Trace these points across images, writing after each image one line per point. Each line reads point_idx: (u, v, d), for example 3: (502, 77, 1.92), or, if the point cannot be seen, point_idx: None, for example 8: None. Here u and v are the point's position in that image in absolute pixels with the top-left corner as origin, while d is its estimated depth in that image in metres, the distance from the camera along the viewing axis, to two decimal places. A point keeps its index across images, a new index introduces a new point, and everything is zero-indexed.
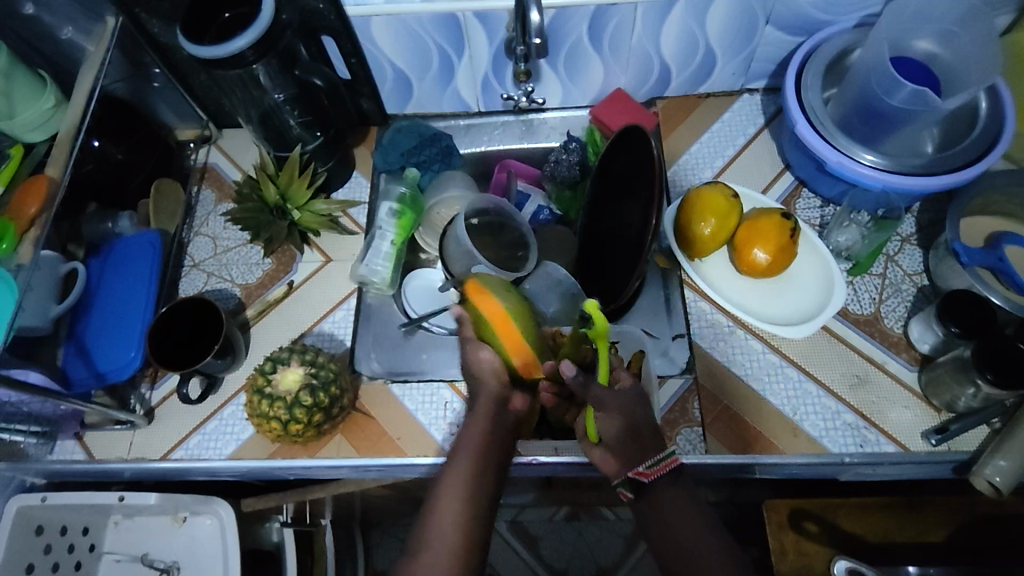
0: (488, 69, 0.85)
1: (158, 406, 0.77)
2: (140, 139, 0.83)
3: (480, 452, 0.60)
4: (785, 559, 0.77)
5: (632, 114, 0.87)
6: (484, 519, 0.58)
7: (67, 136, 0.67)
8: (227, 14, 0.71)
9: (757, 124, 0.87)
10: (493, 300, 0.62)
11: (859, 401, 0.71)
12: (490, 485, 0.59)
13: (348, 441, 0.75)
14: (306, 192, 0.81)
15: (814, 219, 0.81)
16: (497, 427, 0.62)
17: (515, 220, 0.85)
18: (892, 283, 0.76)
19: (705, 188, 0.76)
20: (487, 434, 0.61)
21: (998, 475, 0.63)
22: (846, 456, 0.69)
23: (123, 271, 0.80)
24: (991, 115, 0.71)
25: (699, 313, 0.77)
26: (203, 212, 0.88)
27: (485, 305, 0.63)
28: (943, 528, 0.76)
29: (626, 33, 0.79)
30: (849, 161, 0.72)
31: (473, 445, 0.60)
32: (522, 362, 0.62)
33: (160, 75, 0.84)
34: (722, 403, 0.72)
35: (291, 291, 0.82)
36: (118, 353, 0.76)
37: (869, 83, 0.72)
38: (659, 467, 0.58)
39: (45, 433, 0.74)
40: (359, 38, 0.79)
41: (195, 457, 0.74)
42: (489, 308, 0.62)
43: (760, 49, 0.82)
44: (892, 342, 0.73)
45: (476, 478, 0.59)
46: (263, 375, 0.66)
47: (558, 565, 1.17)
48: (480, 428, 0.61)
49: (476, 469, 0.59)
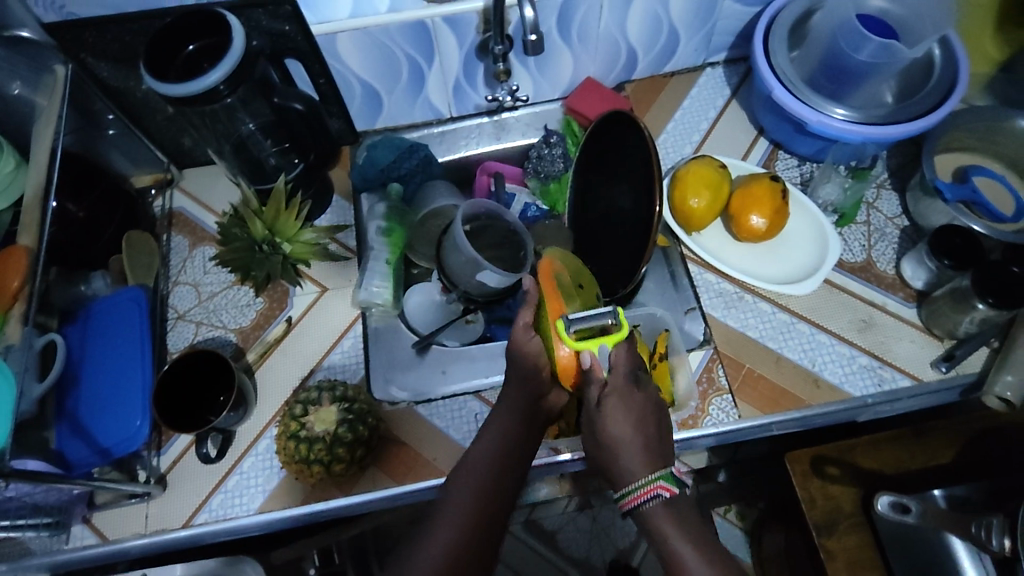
0: (459, 74, 0.84)
1: (170, 471, 0.72)
2: (102, 193, 0.78)
3: (503, 454, 0.58)
4: (815, 506, 0.78)
5: (605, 100, 0.88)
6: (492, 532, 0.54)
7: (36, 200, 0.62)
8: (191, 47, 0.67)
9: (724, 96, 0.90)
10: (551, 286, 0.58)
11: (869, 343, 0.74)
12: (506, 492, 0.56)
13: (383, 470, 0.72)
14: (296, 223, 0.78)
15: (796, 178, 0.85)
16: (529, 418, 0.60)
17: (504, 217, 0.82)
18: (877, 229, 0.80)
19: (693, 163, 0.79)
20: (510, 436, 0.59)
21: (1008, 389, 0.67)
22: (869, 397, 0.71)
23: (109, 334, 0.75)
24: (946, 60, 0.76)
25: (707, 285, 0.79)
26: (179, 259, 0.83)
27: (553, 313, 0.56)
28: (951, 449, 0.78)
29: (593, 22, 0.80)
30: (825, 117, 0.76)
31: (493, 448, 0.58)
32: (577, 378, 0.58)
33: (115, 122, 0.78)
34: (745, 367, 0.74)
35: (290, 328, 0.79)
36: (122, 424, 0.71)
37: (835, 41, 0.78)
38: (640, 493, 0.51)
39: (56, 523, 0.68)
40: (327, 56, 0.77)
41: (222, 517, 0.70)
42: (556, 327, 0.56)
43: (720, 23, 0.85)
44: (888, 284, 0.77)
45: (492, 482, 0.56)
46: (296, 420, 0.70)
47: (578, 555, 1.10)
48: (508, 422, 0.60)
49: (494, 463, 0.57)
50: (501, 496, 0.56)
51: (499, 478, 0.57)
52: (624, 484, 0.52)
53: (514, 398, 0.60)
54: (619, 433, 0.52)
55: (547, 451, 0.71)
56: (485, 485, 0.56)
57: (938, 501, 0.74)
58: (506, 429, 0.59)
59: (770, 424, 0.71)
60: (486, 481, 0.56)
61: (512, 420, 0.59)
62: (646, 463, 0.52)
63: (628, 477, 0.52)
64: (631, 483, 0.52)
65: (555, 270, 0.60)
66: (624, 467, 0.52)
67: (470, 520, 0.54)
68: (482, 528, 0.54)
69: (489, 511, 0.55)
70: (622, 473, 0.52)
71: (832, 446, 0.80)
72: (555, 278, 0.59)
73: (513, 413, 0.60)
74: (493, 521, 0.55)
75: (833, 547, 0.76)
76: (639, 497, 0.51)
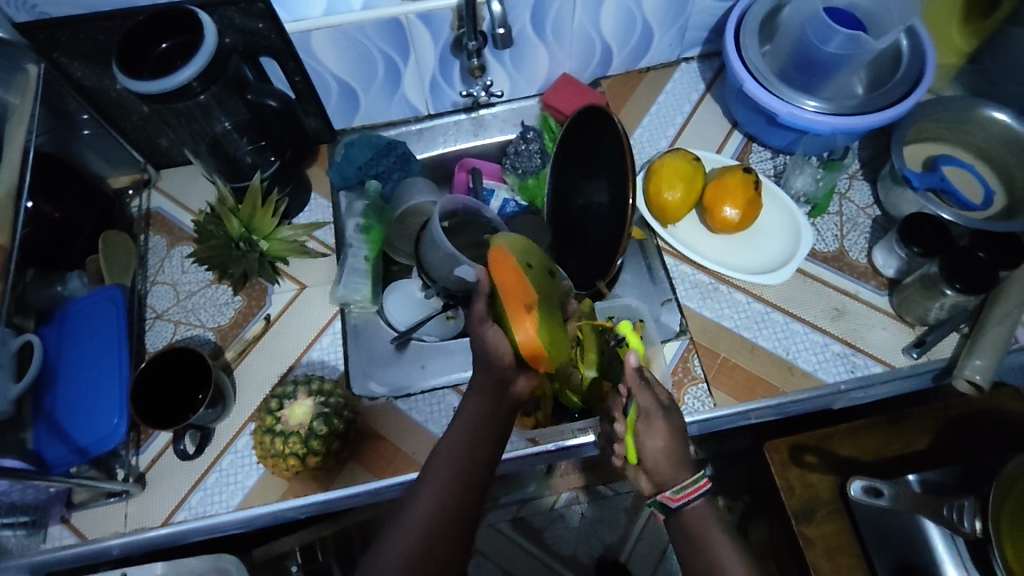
0: (435, 71, 0.84)
1: (149, 469, 0.72)
2: (77, 195, 0.77)
3: (474, 443, 0.56)
4: (793, 494, 0.79)
5: (580, 95, 0.89)
6: (465, 523, 0.53)
7: (8, 199, 0.62)
8: (163, 45, 0.67)
9: (699, 90, 0.91)
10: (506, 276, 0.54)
11: (842, 331, 0.75)
12: (477, 481, 0.55)
13: (361, 465, 0.72)
14: (272, 220, 0.78)
15: (769, 170, 0.86)
16: (497, 395, 0.57)
17: (482, 214, 0.83)
18: (849, 219, 0.81)
19: (668, 157, 0.79)
20: (479, 426, 0.57)
21: (977, 373, 0.68)
22: (841, 384, 0.72)
23: (86, 334, 0.75)
24: (913, 52, 0.77)
25: (682, 276, 0.80)
26: (157, 259, 0.83)
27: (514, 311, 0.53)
28: (926, 435, 0.79)
29: (567, 17, 0.81)
30: (796, 109, 0.77)
31: (462, 438, 0.56)
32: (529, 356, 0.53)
33: (89, 122, 0.78)
34: (720, 357, 0.75)
35: (269, 325, 0.79)
36: (99, 423, 0.71)
37: (804, 34, 0.78)
38: (693, 490, 0.55)
39: (33, 522, 0.68)
40: (302, 54, 0.77)
41: (200, 515, 0.70)
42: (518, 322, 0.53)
43: (692, 18, 0.86)
44: (860, 272, 0.78)
45: (462, 472, 0.55)
46: (272, 414, 0.70)
47: (567, 551, 1.10)
48: (481, 404, 0.57)
49: (466, 447, 0.56)
50: (472, 485, 0.55)
51: (469, 461, 0.55)
52: (668, 484, 0.56)
53: (483, 386, 0.57)
54: (656, 444, 0.55)
55: (525, 442, 0.71)
56: (455, 474, 0.55)
57: (912, 485, 0.75)
58: (478, 421, 0.57)
59: (745, 412, 0.72)
60: (456, 470, 0.55)
61: (483, 410, 0.57)
62: (685, 466, 0.56)
63: (672, 476, 0.55)
64: (677, 483, 0.55)
65: (517, 279, 0.54)
66: (670, 471, 0.55)
67: (441, 512, 0.53)
68: (453, 521, 0.53)
69: (462, 494, 0.54)
70: (665, 474, 0.56)
71: (809, 435, 0.81)
72: (517, 293, 0.54)
73: (485, 395, 0.57)
74: (466, 511, 0.54)
75: (812, 534, 0.77)
76: (691, 491, 0.55)
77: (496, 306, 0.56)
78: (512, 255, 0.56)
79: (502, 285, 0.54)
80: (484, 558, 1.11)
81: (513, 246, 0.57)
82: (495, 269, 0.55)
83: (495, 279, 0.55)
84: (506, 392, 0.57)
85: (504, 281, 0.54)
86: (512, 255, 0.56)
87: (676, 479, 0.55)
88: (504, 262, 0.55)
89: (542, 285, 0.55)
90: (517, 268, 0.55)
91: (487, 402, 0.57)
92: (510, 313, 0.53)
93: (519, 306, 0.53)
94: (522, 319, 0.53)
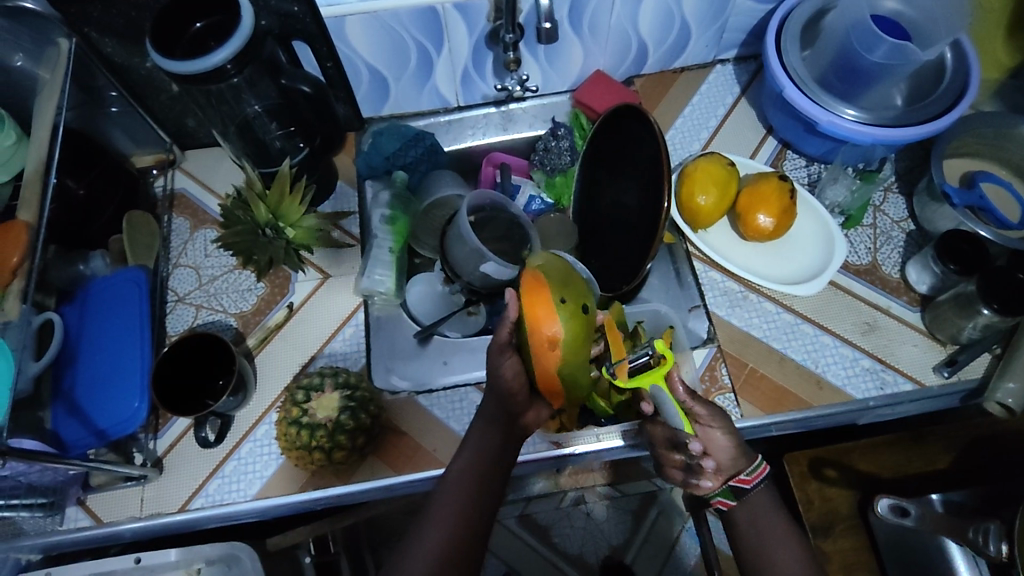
0: (468, 62, 0.83)
1: (166, 454, 0.71)
2: (101, 172, 0.76)
3: (486, 469, 0.61)
4: (812, 508, 0.78)
5: (614, 93, 0.87)
6: (474, 545, 0.57)
7: (37, 175, 0.61)
8: (198, 25, 0.66)
9: (734, 94, 0.89)
10: (541, 311, 0.55)
11: (872, 346, 0.74)
12: (487, 505, 0.60)
13: (381, 459, 0.71)
14: (300, 208, 0.76)
15: (803, 179, 0.84)
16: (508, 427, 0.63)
17: (508, 209, 0.82)
18: (883, 232, 0.80)
19: (703, 161, 0.78)
20: (492, 460, 0.62)
21: (1009, 396, 0.68)
22: (870, 400, 0.72)
23: (106, 316, 0.74)
24: (958, 65, 0.76)
25: (711, 283, 0.79)
26: (180, 241, 0.82)
27: (537, 346, 0.56)
28: (948, 453, 0.79)
29: (605, 13, 0.80)
30: (836, 117, 0.75)
31: (476, 467, 0.61)
32: (544, 384, 0.58)
33: (117, 99, 0.77)
34: (748, 367, 0.74)
35: (292, 314, 0.78)
36: (119, 407, 0.70)
37: (848, 41, 0.76)
38: (758, 471, 0.62)
39: (50, 504, 0.67)
40: (335, 39, 0.76)
41: (218, 503, 0.69)
42: (541, 356, 0.56)
43: (732, 19, 0.84)
44: (892, 287, 0.77)
45: (474, 498, 0.59)
46: (297, 406, 0.70)
47: (573, 550, 1.10)
48: (494, 437, 0.62)
49: (479, 476, 0.61)
50: (482, 507, 0.59)
51: (482, 490, 0.60)
52: (745, 467, 0.61)
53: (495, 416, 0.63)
54: (723, 444, 0.60)
55: (548, 444, 0.72)
56: (467, 497, 0.59)
57: (935, 505, 0.74)
58: (491, 448, 0.62)
59: (772, 423, 0.71)
60: (468, 495, 0.59)
61: (495, 437, 0.62)
62: (744, 454, 0.62)
63: (736, 468, 0.61)
64: (750, 466, 0.61)
65: (547, 318, 0.55)
66: (737, 464, 0.61)
67: (455, 534, 0.57)
68: (463, 545, 0.57)
69: (473, 521, 0.58)
70: (733, 466, 0.61)
71: (831, 448, 0.80)
72: (545, 329, 0.55)
73: (498, 430, 0.63)
74: (476, 532, 0.58)
75: (829, 549, 0.76)
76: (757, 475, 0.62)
77: (521, 329, 0.58)
78: (548, 285, 0.56)
79: (530, 316, 0.56)
80: (489, 554, 1.10)
81: (551, 274, 0.57)
82: (528, 297, 0.56)
83: (527, 310, 0.56)
84: (516, 426, 0.63)
85: (535, 314, 0.55)
86: (547, 290, 0.56)
87: (743, 465, 0.61)
88: (539, 290, 0.56)
89: (574, 323, 0.56)
90: (551, 305, 0.55)
91: (500, 435, 0.63)
92: (535, 347, 0.56)
93: (543, 343, 0.55)
94: (545, 356, 0.56)
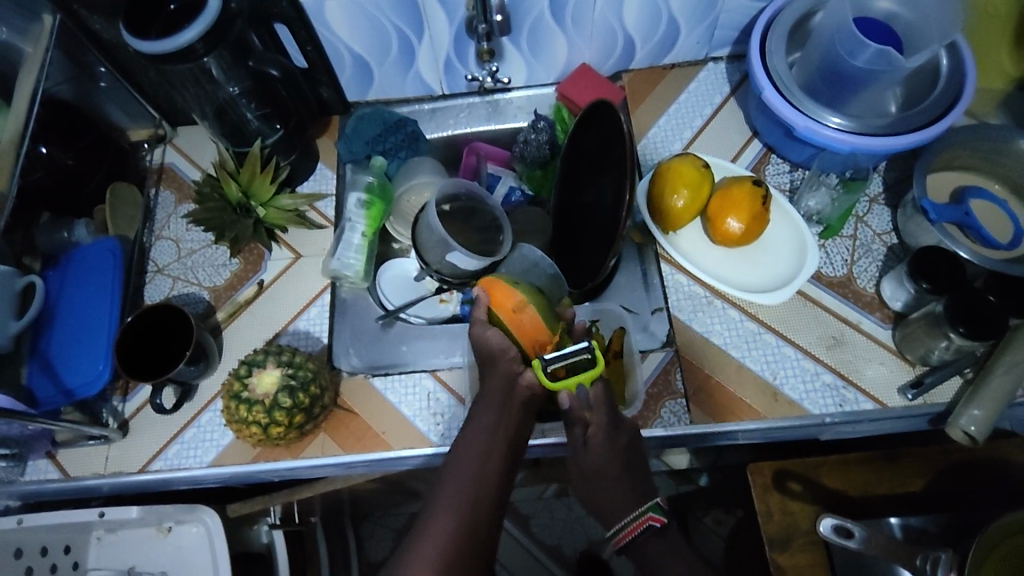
0: (450, 50, 0.83)
1: (133, 417, 0.75)
2: (88, 144, 0.80)
3: (485, 457, 0.59)
4: (772, 520, 0.73)
5: (597, 88, 0.86)
6: (484, 534, 0.55)
7: (11, 143, 0.67)
8: (172, 6, 0.68)
9: (723, 93, 0.87)
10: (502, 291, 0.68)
11: (836, 361, 0.72)
12: (491, 494, 0.57)
13: (331, 437, 0.73)
14: (271, 187, 0.79)
15: (784, 185, 0.82)
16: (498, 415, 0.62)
17: (487, 203, 0.81)
18: (863, 244, 0.77)
19: (676, 160, 0.76)
20: (487, 444, 0.60)
21: (973, 424, 0.64)
22: (827, 416, 0.69)
23: (83, 282, 0.77)
24: (952, 71, 0.72)
25: (676, 286, 0.77)
26: (164, 214, 0.85)
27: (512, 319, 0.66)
28: (920, 478, 0.73)
29: (587, 6, 0.79)
30: (816, 124, 0.73)
31: (473, 455, 0.59)
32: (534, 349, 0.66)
33: (106, 74, 0.81)
34: (703, 372, 0.73)
35: (262, 291, 0.80)
36: (86, 368, 0.73)
37: (832, 44, 0.73)
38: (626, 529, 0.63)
39: (15, 454, 0.72)
40: (315, 23, 0.77)
41: (176, 467, 0.72)
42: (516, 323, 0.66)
43: (723, 16, 0.82)
44: (866, 302, 0.75)
45: (477, 488, 0.57)
46: (239, 380, 0.70)
47: (550, 541, 1.09)
48: (493, 424, 0.61)
49: (477, 465, 0.58)
50: (486, 501, 0.56)
51: (481, 474, 0.58)
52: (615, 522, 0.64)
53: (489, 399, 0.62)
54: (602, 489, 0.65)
55: None
56: (469, 488, 0.57)
57: (893, 530, 0.71)
58: (477, 444, 0.60)
59: (719, 432, 0.70)
60: (471, 486, 0.57)
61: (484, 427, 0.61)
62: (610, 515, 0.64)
63: (621, 514, 0.64)
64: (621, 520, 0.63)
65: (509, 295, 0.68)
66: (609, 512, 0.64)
67: (461, 527, 0.54)
68: (473, 539, 0.54)
69: (481, 512, 0.56)
70: (615, 512, 0.64)
71: (797, 460, 0.75)
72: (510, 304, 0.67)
73: (493, 413, 0.61)
74: (484, 528, 0.55)
75: (785, 563, 0.71)
76: (632, 530, 0.63)
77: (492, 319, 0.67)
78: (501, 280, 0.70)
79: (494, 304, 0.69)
80: None
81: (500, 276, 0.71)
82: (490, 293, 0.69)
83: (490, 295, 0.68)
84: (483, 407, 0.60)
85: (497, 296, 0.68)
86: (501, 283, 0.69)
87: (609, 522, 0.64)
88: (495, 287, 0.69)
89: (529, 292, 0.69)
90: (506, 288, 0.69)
91: (494, 417, 0.61)
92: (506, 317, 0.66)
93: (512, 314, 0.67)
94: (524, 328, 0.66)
